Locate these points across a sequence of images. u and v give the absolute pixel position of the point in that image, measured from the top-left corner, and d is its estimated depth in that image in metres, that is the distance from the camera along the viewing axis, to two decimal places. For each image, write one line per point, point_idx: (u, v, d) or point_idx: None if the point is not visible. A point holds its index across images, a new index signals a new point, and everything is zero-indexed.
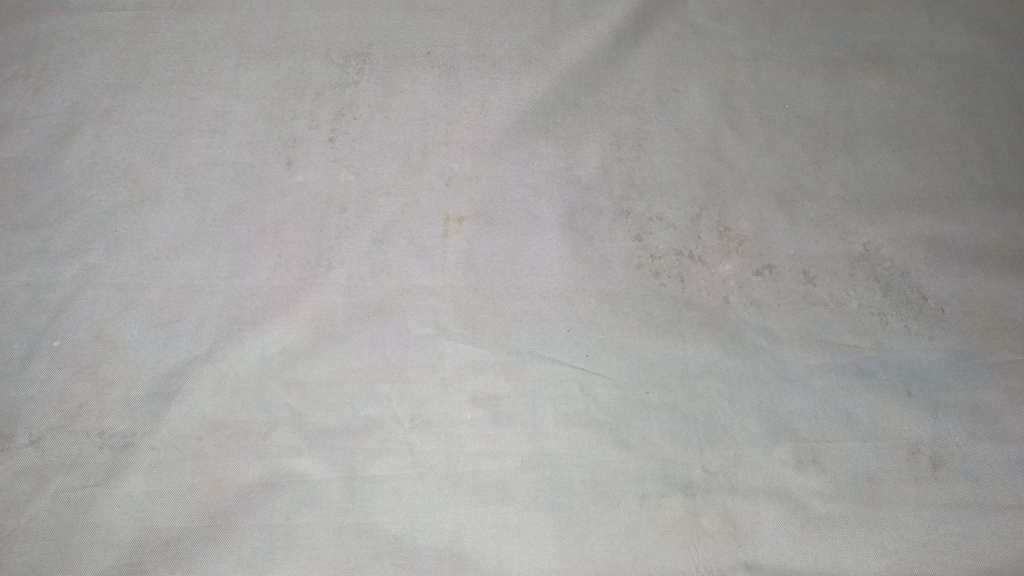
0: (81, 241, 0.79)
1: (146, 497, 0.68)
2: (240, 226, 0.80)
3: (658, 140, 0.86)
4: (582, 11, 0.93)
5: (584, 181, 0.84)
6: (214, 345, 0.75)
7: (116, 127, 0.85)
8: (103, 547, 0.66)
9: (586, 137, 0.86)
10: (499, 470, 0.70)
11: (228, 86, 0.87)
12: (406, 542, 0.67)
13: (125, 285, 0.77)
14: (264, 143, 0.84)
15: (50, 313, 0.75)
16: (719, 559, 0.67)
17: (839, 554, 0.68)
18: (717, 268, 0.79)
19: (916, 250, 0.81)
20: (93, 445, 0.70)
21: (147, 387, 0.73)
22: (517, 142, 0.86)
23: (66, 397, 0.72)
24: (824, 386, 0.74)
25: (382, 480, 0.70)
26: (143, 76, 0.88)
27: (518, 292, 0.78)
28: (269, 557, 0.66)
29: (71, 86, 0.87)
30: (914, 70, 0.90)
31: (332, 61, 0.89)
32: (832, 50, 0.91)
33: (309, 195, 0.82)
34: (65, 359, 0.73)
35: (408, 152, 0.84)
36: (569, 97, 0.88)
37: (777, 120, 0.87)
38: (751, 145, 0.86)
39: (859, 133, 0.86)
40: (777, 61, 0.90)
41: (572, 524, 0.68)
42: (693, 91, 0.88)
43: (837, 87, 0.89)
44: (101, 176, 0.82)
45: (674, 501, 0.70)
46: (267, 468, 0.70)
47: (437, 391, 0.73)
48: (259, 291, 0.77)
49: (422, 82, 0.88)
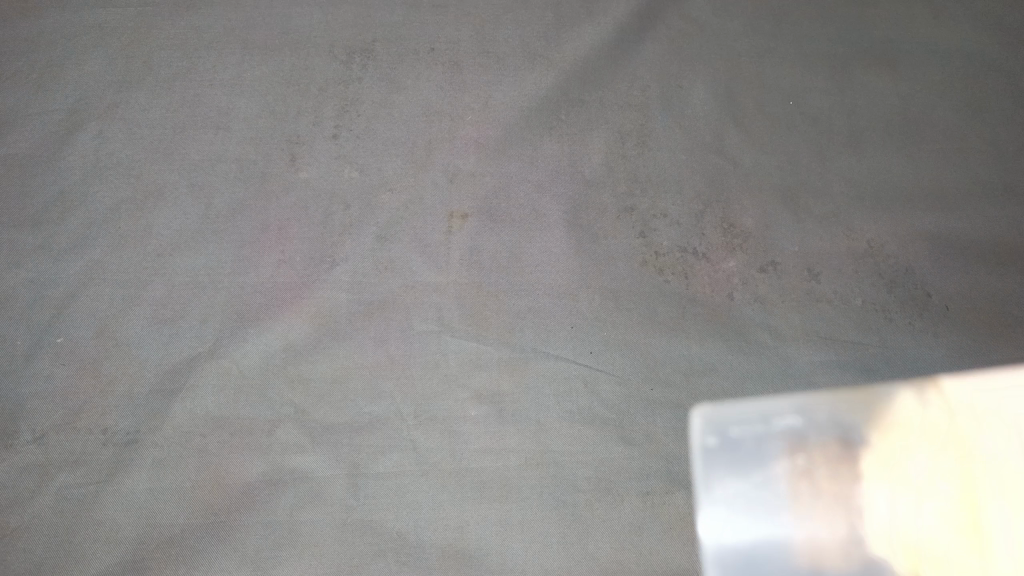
0: (83, 238, 0.79)
1: (149, 493, 0.68)
2: (244, 223, 0.80)
3: (662, 137, 0.85)
4: (586, 8, 0.92)
5: (588, 177, 0.83)
6: (218, 342, 0.75)
7: (119, 123, 0.85)
8: (105, 546, 0.66)
9: (590, 133, 0.86)
10: (503, 467, 0.70)
11: (231, 83, 0.87)
12: (410, 539, 0.67)
13: (128, 283, 0.77)
14: (268, 140, 0.84)
15: (52, 310, 0.76)
16: None
17: None
18: (719, 265, 0.79)
19: (920, 247, 0.80)
20: (97, 441, 0.70)
21: (151, 384, 0.73)
22: (520, 139, 0.85)
23: (69, 394, 0.72)
24: (828, 384, 0.74)
25: (386, 476, 0.70)
26: (147, 73, 0.87)
27: (520, 289, 0.78)
28: (273, 555, 0.67)
29: (73, 82, 0.86)
30: (917, 67, 0.90)
31: (336, 58, 0.89)
32: (836, 47, 0.91)
33: (312, 192, 0.82)
34: (67, 356, 0.74)
35: (412, 149, 0.84)
36: (572, 93, 0.88)
37: (781, 117, 0.87)
38: (755, 142, 0.85)
39: (862, 130, 0.86)
40: (781, 57, 0.90)
41: (575, 521, 0.68)
42: (696, 88, 0.88)
43: (841, 84, 0.89)
44: (103, 172, 0.82)
45: (679, 498, 0.69)
46: (270, 464, 0.70)
47: (440, 388, 0.73)
48: (262, 287, 0.77)
49: (426, 79, 0.88)
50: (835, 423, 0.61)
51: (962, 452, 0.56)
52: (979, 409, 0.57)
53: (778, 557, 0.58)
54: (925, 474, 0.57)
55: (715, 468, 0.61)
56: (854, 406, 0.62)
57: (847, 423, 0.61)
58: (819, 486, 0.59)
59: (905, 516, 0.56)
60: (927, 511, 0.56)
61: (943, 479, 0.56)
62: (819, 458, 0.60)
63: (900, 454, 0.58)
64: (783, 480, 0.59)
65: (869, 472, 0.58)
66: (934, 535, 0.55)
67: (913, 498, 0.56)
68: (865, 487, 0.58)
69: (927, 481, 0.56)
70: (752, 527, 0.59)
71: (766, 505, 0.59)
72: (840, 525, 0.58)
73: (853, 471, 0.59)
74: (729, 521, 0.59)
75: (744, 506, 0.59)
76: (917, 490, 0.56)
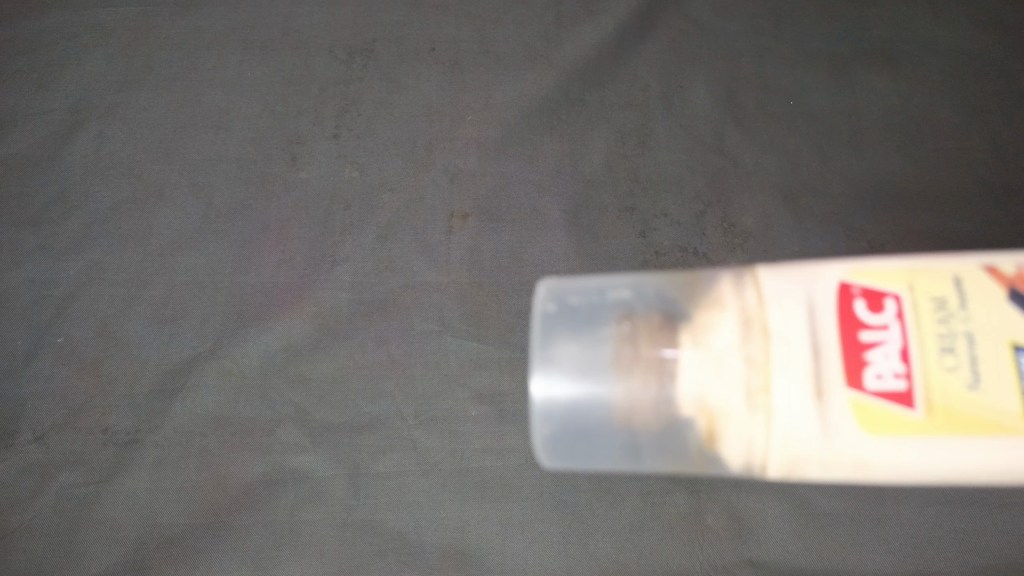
0: (84, 239, 0.80)
1: (149, 494, 0.70)
2: (245, 222, 0.80)
3: (663, 137, 0.85)
4: (587, 7, 0.92)
5: (589, 176, 0.83)
6: (218, 342, 0.75)
7: (120, 123, 0.85)
8: (106, 544, 0.68)
9: (591, 132, 0.85)
10: (504, 467, 0.70)
11: (232, 83, 0.87)
12: (410, 539, 0.68)
13: (128, 283, 0.78)
14: (269, 139, 0.84)
15: (53, 310, 0.77)
16: (723, 556, 0.67)
17: (844, 550, 0.67)
18: (720, 264, 0.79)
19: (922, 247, 0.80)
20: (97, 442, 0.72)
21: (151, 384, 0.74)
22: (521, 138, 0.85)
23: (70, 393, 0.74)
24: None
25: (386, 476, 0.70)
26: (147, 73, 0.87)
27: (520, 289, 0.78)
28: (274, 554, 0.67)
29: (74, 81, 0.87)
30: (920, 65, 0.89)
31: (336, 57, 0.88)
32: (838, 46, 0.90)
33: (312, 191, 0.82)
34: (68, 356, 0.75)
35: (412, 148, 0.84)
36: (573, 93, 0.87)
37: (783, 116, 0.86)
38: (755, 142, 0.85)
39: (864, 130, 0.86)
40: (782, 57, 0.90)
41: (575, 520, 0.68)
42: (697, 87, 0.88)
43: (843, 83, 0.88)
44: (104, 171, 0.82)
45: (680, 498, 0.69)
46: (271, 464, 0.71)
47: (440, 388, 0.73)
48: (263, 287, 0.78)
49: (427, 79, 0.88)
50: (659, 297, 0.58)
51: (769, 326, 0.53)
52: (796, 286, 0.54)
53: (604, 414, 0.56)
54: (734, 346, 0.53)
55: (555, 332, 0.57)
56: (678, 287, 0.58)
57: (670, 298, 0.57)
58: (638, 353, 0.55)
59: (705, 384, 0.53)
60: (730, 380, 0.53)
61: (745, 347, 0.53)
62: (642, 329, 0.56)
63: (723, 328, 0.54)
64: (604, 351, 0.56)
65: (685, 346, 0.54)
66: (727, 403, 0.53)
67: (716, 370, 0.53)
68: (675, 358, 0.54)
69: (734, 352, 0.53)
70: (579, 390, 0.56)
71: (596, 372, 0.56)
72: (652, 393, 0.54)
73: (665, 344, 0.55)
74: (568, 384, 0.56)
75: (578, 373, 0.56)
76: (719, 360, 0.53)
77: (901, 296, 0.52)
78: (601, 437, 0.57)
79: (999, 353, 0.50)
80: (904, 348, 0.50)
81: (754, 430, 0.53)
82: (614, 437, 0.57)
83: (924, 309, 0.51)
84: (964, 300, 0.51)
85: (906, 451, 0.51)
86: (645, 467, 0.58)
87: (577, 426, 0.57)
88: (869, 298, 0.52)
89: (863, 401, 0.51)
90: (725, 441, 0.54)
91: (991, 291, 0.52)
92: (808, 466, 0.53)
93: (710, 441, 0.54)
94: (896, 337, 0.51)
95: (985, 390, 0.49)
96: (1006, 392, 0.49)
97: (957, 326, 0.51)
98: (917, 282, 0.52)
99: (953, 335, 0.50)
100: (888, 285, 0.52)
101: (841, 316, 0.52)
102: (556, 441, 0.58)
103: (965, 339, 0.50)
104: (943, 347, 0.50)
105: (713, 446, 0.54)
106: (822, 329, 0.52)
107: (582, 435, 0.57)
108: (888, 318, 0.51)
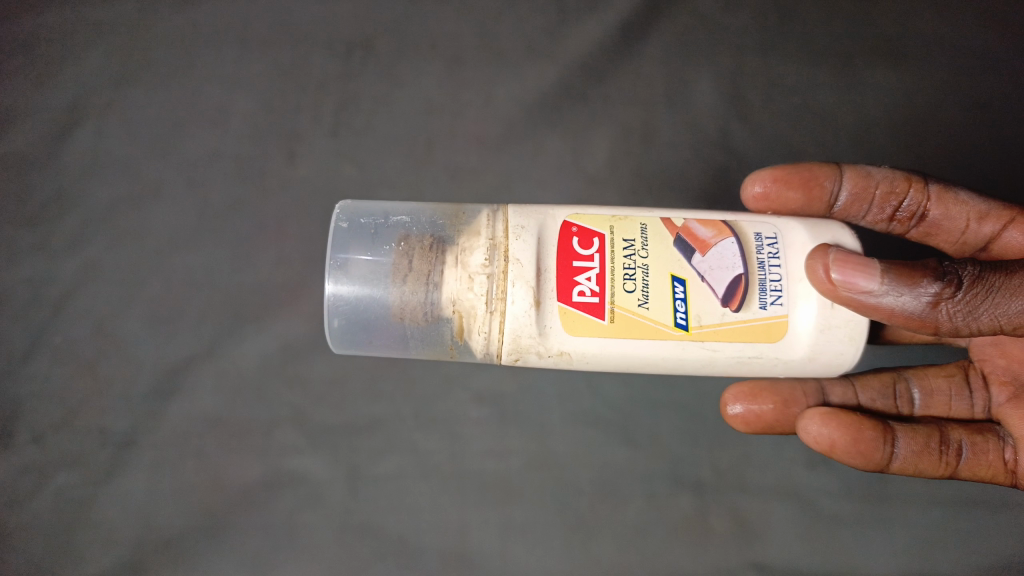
0: (80, 237, 0.79)
1: (147, 495, 0.70)
2: (242, 220, 0.79)
3: (668, 133, 0.82)
4: None
5: (591, 174, 0.82)
6: (216, 343, 0.75)
7: (116, 120, 0.83)
8: (104, 545, 0.68)
9: (594, 128, 0.83)
10: (504, 468, 0.70)
11: (228, 78, 0.84)
12: (409, 543, 0.67)
13: (125, 282, 0.77)
14: (266, 136, 0.82)
15: (50, 309, 0.76)
16: (728, 558, 0.66)
17: (850, 553, 0.65)
18: None
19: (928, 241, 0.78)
20: (95, 443, 0.72)
21: (148, 386, 0.73)
22: (523, 135, 0.83)
23: (67, 394, 0.73)
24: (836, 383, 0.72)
25: (384, 479, 0.69)
26: (144, 68, 0.85)
27: None
28: (271, 557, 0.67)
29: (69, 76, 0.84)
30: (927, 58, 0.82)
31: (333, 53, 0.84)
32: (842, 40, 0.83)
33: (309, 189, 0.81)
34: (65, 357, 0.75)
35: (412, 145, 0.83)
36: (576, 88, 0.83)
37: (787, 113, 0.82)
38: (760, 138, 0.81)
39: (869, 126, 0.81)
40: (786, 53, 0.83)
41: (578, 524, 0.67)
42: (702, 83, 0.83)
43: (848, 79, 0.82)
44: (101, 169, 0.81)
45: (684, 500, 0.68)
46: (268, 467, 0.70)
47: (438, 389, 0.73)
48: (261, 286, 0.77)
49: (426, 75, 0.84)
50: (432, 223, 0.57)
51: (507, 251, 0.53)
52: (530, 220, 0.54)
53: (384, 316, 0.56)
54: (480, 263, 0.53)
55: (345, 245, 0.57)
56: (448, 215, 0.58)
57: (440, 223, 0.57)
58: (412, 265, 0.55)
59: (454, 292, 0.54)
60: (475, 290, 0.53)
61: (487, 264, 0.53)
62: (416, 248, 0.56)
63: (474, 246, 0.54)
64: (387, 265, 0.56)
65: (446, 263, 0.54)
66: (474, 307, 0.53)
67: (464, 280, 0.53)
68: (440, 272, 0.54)
69: (480, 269, 0.53)
70: (366, 295, 0.55)
71: (378, 279, 0.55)
72: (420, 298, 0.54)
73: (435, 259, 0.55)
74: (354, 290, 0.56)
75: (363, 281, 0.56)
76: (468, 274, 0.53)
77: (604, 235, 0.53)
78: (387, 330, 0.56)
79: (658, 280, 0.52)
80: (599, 274, 0.52)
81: (488, 327, 0.53)
82: (392, 334, 0.56)
83: (615, 248, 0.53)
84: (644, 243, 0.53)
85: (603, 352, 0.53)
86: (414, 355, 0.59)
87: (367, 320, 0.56)
88: (582, 235, 0.53)
89: (569, 311, 0.52)
90: (468, 337, 0.54)
91: (667, 235, 0.53)
92: (529, 357, 0.54)
93: (460, 333, 0.55)
94: (597, 265, 0.52)
95: (650, 307, 0.51)
96: (665, 310, 0.52)
97: (632, 260, 0.52)
98: (618, 225, 0.54)
99: (629, 266, 0.52)
100: (596, 225, 0.54)
101: (558, 248, 0.53)
102: (344, 334, 0.57)
103: (639, 269, 0.52)
104: (624, 274, 0.52)
105: (462, 337, 0.55)
106: (546, 254, 0.53)
107: (367, 326, 0.56)
108: (594, 251, 0.53)
